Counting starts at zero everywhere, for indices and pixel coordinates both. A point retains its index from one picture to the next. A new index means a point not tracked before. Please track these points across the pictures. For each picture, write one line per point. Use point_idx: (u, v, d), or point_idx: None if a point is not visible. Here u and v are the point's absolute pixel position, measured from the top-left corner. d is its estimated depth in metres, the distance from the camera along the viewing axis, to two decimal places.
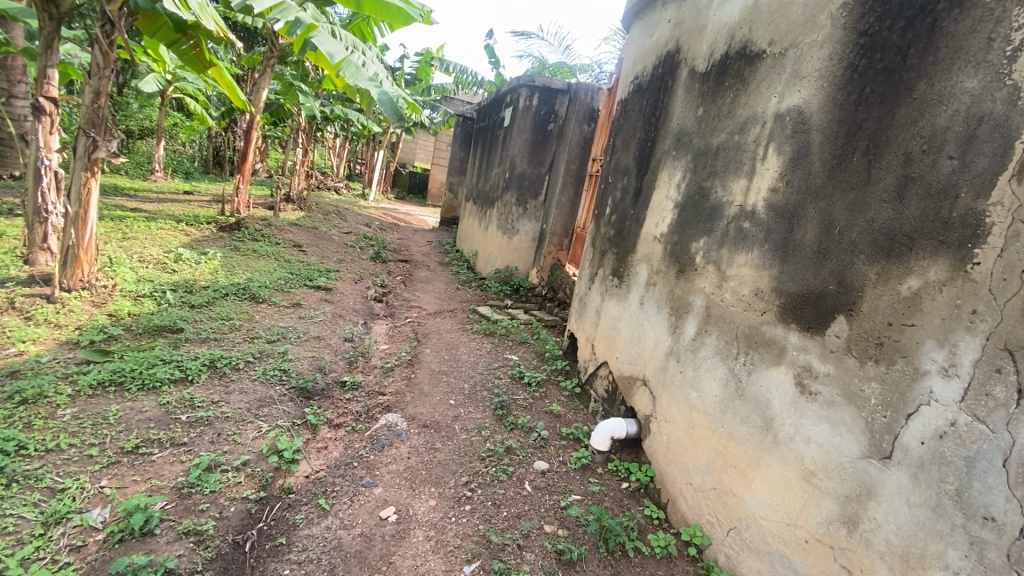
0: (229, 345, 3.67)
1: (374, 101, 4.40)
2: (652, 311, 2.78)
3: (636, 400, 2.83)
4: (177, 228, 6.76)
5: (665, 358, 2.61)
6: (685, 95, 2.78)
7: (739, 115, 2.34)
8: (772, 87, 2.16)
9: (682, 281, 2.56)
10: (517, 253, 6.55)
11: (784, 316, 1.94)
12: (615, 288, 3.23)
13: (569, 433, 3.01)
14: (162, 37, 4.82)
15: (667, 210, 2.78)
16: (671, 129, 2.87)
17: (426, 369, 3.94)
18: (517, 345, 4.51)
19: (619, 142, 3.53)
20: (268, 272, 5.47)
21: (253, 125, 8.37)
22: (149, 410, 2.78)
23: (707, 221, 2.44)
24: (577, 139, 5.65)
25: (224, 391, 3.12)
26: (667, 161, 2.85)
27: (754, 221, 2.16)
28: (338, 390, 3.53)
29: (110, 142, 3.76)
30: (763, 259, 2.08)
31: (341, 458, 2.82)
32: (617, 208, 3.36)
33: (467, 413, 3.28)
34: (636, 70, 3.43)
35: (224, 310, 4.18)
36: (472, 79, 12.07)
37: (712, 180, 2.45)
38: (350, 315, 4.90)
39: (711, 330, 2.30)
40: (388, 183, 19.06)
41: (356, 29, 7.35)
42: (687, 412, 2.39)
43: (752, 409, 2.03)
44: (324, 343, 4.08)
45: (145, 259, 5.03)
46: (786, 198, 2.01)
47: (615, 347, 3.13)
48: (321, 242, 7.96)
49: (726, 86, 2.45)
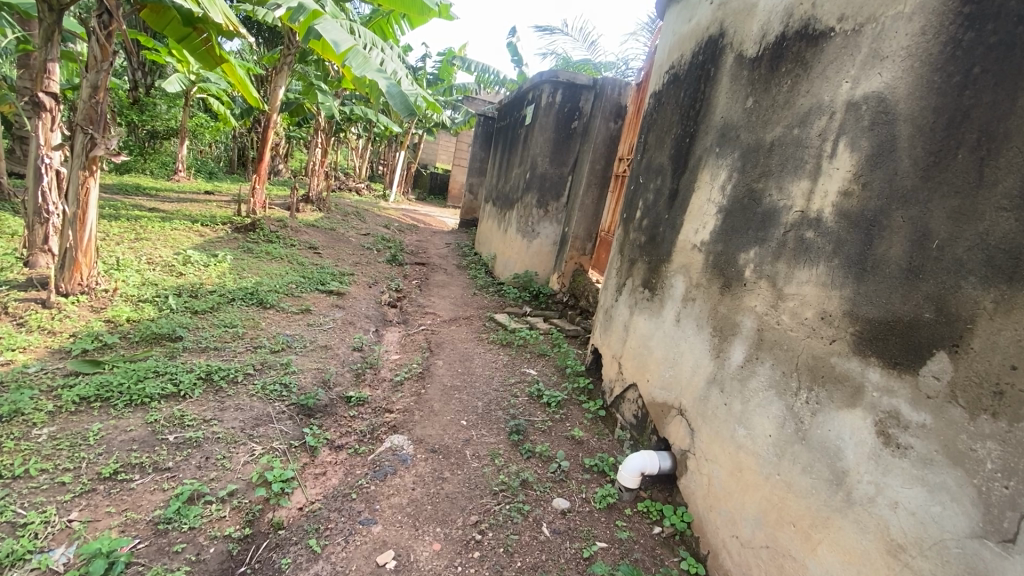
0: (229, 355, 3.45)
1: (383, 94, 4.14)
2: (690, 331, 2.46)
3: (670, 431, 2.51)
4: (191, 229, 6.63)
5: (706, 387, 2.29)
6: (731, 84, 2.43)
7: (799, 105, 1.99)
8: (843, 71, 1.81)
9: (727, 298, 2.23)
10: (538, 258, 6.23)
11: (862, 347, 1.60)
12: (646, 302, 2.90)
13: (593, 465, 2.68)
14: (171, 32, 4.65)
15: (709, 215, 2.45)
16: (713, 123, 2.53)
17: (438, 384, 3.66)
18: (536, 358, 4.19)
19: (652, 138, 3.19)
20: (279, 276, 5.26)
21: (271, 124, 8.25)
22: (133, 430, 2.56)
23: (759, 229, 2.11)
24: (602, 137, 5.32)
25: (217, 408, 2.88)
26: (709, 160, 2.51)
27: (820, 230, 1.81)
28: (342, 406, 3.26)
29: (109, 140, 3.61)
30: (834, 277, 1.74)
31: (338, 487, 2.54)
32: (649, 212, 3.03)
33: (480, 437, 2.98)
34: (672, 59, 3.09)
35: (228, 317, 3.97)
36: (494, 78, 11.84)
37: (765, 181, 2.11)
38: (361, 322, 4.65)
39: (765, 359, 1.98)
40: (409, 183, 18.91)
41: (376, 27, 7.14)
42: (733, 453, 2.07)
43: (817, 458, 1.70)
44: (331, 353, 3.83)
45: (153, 261, 4.87)
46: (863, 204, 1.66)
47: (646, 368, 2.81)
48: (337, 244, 7.77)
49: (783, 71, 2.10)
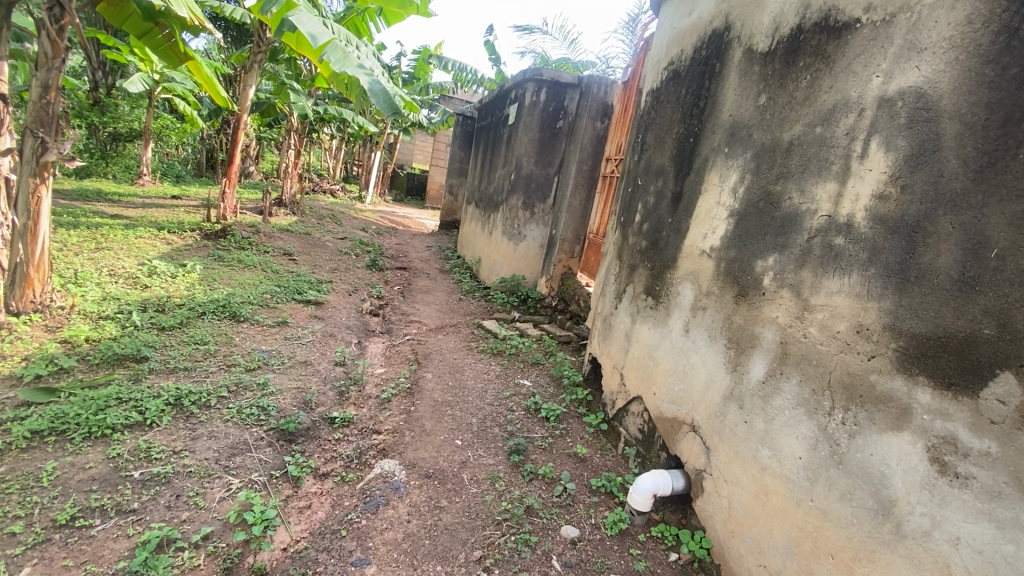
0: (200, 376, 3.18)
1: (365, 90, 3.96)
2: (701, 343, 2.31)
3: (682, 449, 2.36)
4: (157, 237, 6.27)
5: (722, 403, 2.14)
6: (740, 80, 2.29)
7: (821, 102, 1.86)
8: (873, 66, 1.68)
9: (743, 308, 2.09)
10: (524, 261, 6.05)
11: (907, 364, 1.48)
12: (650, 311, 2.75)
13: (600, 486, 2.52)
14: (131, 27, 4.33)
15: (719, 219, 2.30)
16: (720, 121, 2.39)
17: (428, 400, 3.45)
18: (529, 368, 4.01)
19: (650, 137, 3.04)
20: (253, 286, 4.97)
21: (240, 126, 7.89)
22: (93, 468, 2.29)
23: (778, 235, 1.97)
24: (589, 136, 5.17)
25: (188, 437, 2.63)
26: (717, 161, 2.37)
27: (851, 237, 1.68)
28: (326, 428, 3.03)
29: (62, 144, 3.30)
30: (870, 287, 1.61)
31: (324, 522, 2.32)
32: (650, 215, 2.88)
33: (477, 458, 2.79)
34: (671, 55, 2.94)
35: (199, 333, 3.69)
36: (472, 77, 11.62)
37: (783, 183, 1.97)
38: (342, 333, 4.39)
39: (791, 375, 1.84)
40: (385, 185, 18.51)
41: (351, 24, 6.85)
42: (756, 475, 1.93)
43: (858, 484, 1.57)
44: (311, 370, 3.58)
45: (115, 273, 4.54)
46: (903, 208, 1.54)
47: (652, 381, 2.65)
48: (313, 249, 7.45)
49: (801, 66, 1.97)
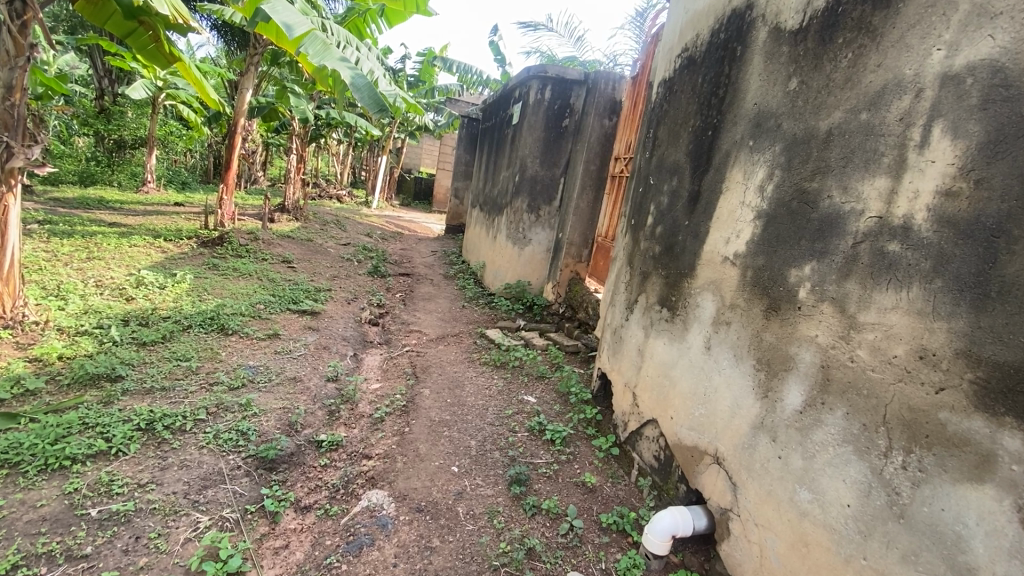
0: (179, 397, 2.95)
1: (349, 86, 3.72)
2: (725, 363, 2.04)
3: (704, 483, 2.09)
4: (152, 245, 6.09)
5: (751, 434, 1.87)
6: (765, 64, 2.01)
7: (866, 83, 1.58)
8: (932, 37, 1.40)
9: (775, 324, 1.82)
10: (530, 266, 5.79)
11: (990, 402, 1.21)
12: (665, 324, 2.47)
13: (611, 523, 2.24)
14: (114, 27, 4.16)
15: (744, 222, 2.03)
16: (743, 111, 2.11)
17: (424, 419, 3.20)
18: (534, 382, 3.74)
19: (663, 131, 2.77)
20: (246, 295, 4.77)
21: (238, 130, 7.72)
22: (45, 506, 2.07)
23: (816, 240, 1.70)
24: (596, 134, 4.91)
25: (157, 467, 2.39)
26: (740, 155, 2.09)
27: (908, 242, 1.41)
28: (312, 453, 2.79)
29: (28, 149, 3.13)
30: (935, 303, 1.33)
31: (301, 566, 2.07)
32: (664, 218, 2.60)
33: (475, 488, 2.52)
34: (685, 41, 2.67)
35: (182, 348, 3.48)
36: (477, 78, 11.42)
37: (821, 180, 1.70)
38: (337, 345, 4.16)
39: (835, 407, 1.56)
40: (392, 189, 18.33)
41: (350, 25, 6.64)
42: (793, 521, 1.66)
43: (924, 544, 1.30)
44: (301, 387, 3.33)
45: (101, 285, 4.35)
46: (977, 208, 1.27)
47: (668, 403, 2.38)
48: (314, 256, 7.24)
49: (839, 43, 1.69)
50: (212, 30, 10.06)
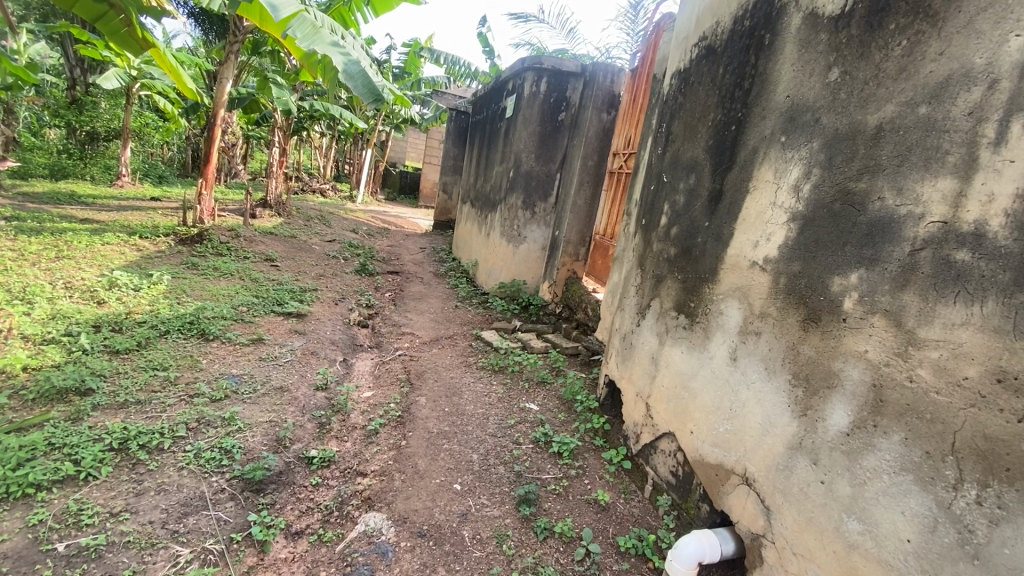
0: (155, 411, 2.72)
1: (342, 72, 3.56)
2: (756, 376, 1.88)
3: (731, 504, 1.95)
4: (127, 243, 5.77)
5: (787, 454, 1.73)
6: (800, 53, 1.85)
7: (926, 73, 1.44)
8: (1009, 23, 1.25)
9: (815, 337, 1.67)
10: (525, 265, 5.61)
11: None
12: (683, 332, 2.32)
13: (630, 547, 2.10)
14: (82, 11, 3.87)
15: (775, 224, 1.87)
16: (774, 103, 1.95)
17: (422, 431, 3.00)
18: (536, 388, 3.58)
19: (678, 125, 2.61)
20: (228, 297, 4.51)
21: (218, 122, 7.37)
22: (4, 542, 1.85)
23: (864, 246, 1.55)
24: (595, 128, 4.73)
25: (131, 492, 2.17)
26: (770, 152, 1.93)
27: (980, 251, 1.26)
28: (302, 471, 2.59)
29: None
30: (1016, 321, 1.19)
31: None
32: (681, 218, 2.44)
33: (481, 509, 2.35)
34: (703, 28, 2.50)
35: (159, 356, 3.24)
36: (465, 70, 11.16)
37: (870, 179, 1.55)
38: (326, 350, 3.94)
39: (890, 430, 1.42)
40: (377, 183, 17.98)
41: (336, 14, 6.35)
42: (840, 553, 1.51)
43: None
44: (288, 398, 3.11)
45: (71, 286, 4.07)
46: None
47: (687, 416, 2.22)
48: (298, 253, 6.96)
49: (891, 29, 1.55)
50: (190, 18, 9.64)
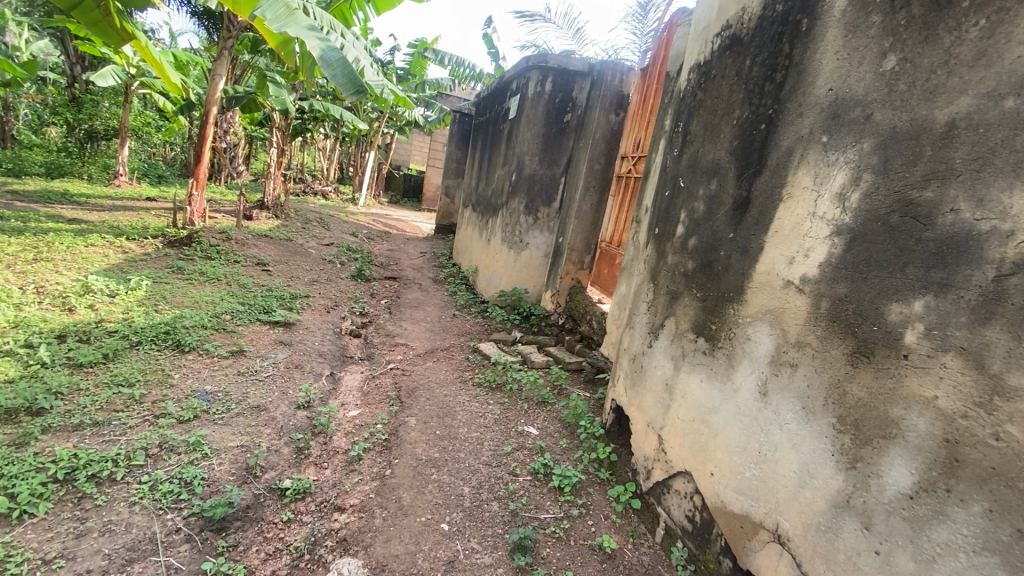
0: (113, 434, 2.46)
1: (320, 59, 3.33)
2: (792, 416, 1.60)
3: (760, 564, 1.67)
4: (111, 245, 5.54)
5: (830, 513, 1.45)
6: (845, 39, 1.58)
7: (1014, 58, 1.16)
8: None
9: (866, 375, 1.40)
10: (527, 272, 5.34)
11: None
12: (702, 358, 2.04)
13: None
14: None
15: (815, 239, 1.60)
16: (813, 97, 1.68)
17: (409, 458, 2.73)
18: (535, 409, 3.30)
19: (697, 123, 2.33)
20: (211, 304, 4.27)
21: (212, 120, 7.14)
22: None
23: (932, 268, 1.28)
24: (602, 130, 4.47)
25: (71, 533, 1.91)
26: (808, 154, 1.66)
27: None
28: (273, 506, 2.33)
29: None
30: None
31: None
32: (700, 228, 2.17)
33: (470, 555, 2.08)
34: (727, 15, 2.23)
35: (125, 371, 2.98)
36: (469, 72, 10.96)
37: (939, 187, 1.28)
38: (312, 364, 3.67)
39: (968, 499, 1.15)
40: (381, 186, 17.79)
41: (336, 11, 6.10)
42: None
43: None
44: (264, 418, 2.84)
45: (42, 292, 3.83)
46: None
47: (707, 456, 1.94)
48: (292, 257, 6.72)
49: (966, 6, 1.28)
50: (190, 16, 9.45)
